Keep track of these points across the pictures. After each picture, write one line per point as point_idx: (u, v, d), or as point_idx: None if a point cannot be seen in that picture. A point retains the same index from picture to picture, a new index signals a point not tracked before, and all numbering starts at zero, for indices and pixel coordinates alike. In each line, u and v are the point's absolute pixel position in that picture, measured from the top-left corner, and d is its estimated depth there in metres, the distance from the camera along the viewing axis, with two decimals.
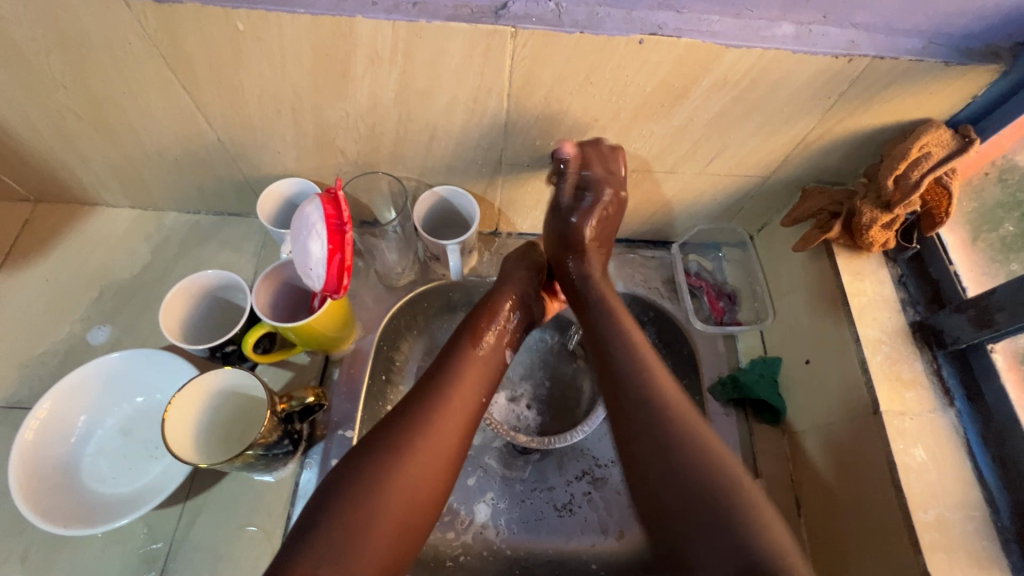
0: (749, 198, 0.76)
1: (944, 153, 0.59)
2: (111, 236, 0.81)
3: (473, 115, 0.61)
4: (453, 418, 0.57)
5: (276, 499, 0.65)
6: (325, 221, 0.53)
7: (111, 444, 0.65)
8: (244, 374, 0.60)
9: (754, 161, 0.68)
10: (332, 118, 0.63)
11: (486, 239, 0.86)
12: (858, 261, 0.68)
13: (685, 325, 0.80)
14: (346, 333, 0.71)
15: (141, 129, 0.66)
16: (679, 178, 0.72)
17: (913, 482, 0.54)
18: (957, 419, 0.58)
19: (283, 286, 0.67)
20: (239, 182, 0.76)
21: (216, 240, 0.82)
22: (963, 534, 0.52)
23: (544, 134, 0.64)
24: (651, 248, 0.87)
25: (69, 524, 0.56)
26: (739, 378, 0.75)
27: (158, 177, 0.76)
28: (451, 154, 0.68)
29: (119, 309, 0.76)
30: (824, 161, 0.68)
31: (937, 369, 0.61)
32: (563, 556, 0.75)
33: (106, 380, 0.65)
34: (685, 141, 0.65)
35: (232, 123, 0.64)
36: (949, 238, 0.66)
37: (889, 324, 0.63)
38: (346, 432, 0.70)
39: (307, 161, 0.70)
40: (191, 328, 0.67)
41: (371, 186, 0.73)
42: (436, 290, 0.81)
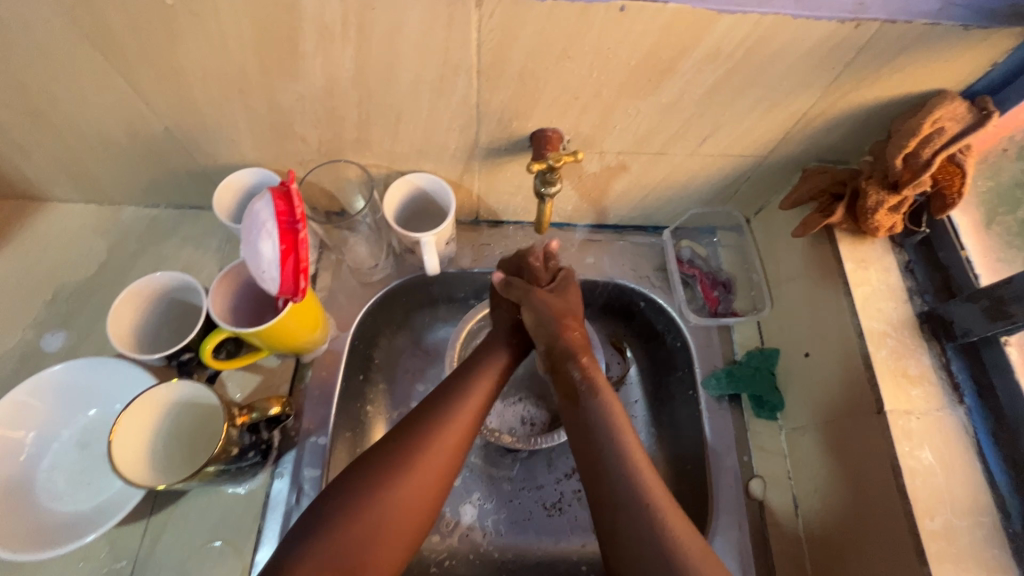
0: (745, 180, 0.71)
1: (959, 128, 0.54)
2: (64, 233, 0.76)
3: (441, 95, 0.56)
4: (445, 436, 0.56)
5: (246, 513, 0.62)
6: (275, 218, 0.48)
7: (67, 459, 0.61)
8: (199, 387, 0.57)
9: (750, 140, 0.63)
10: (286, 102, 0.57)
11: (466, 228, 0.80)
12: (862, 247, 0.63)
13: (678, 317, 0.76)
14: (317, 335, 0.67)
15: (80, 118, 0.61)
16: (669, 160, 0.66)
17: (919, 487, 0.50)
18: (967, 417, 0.54)
19: (243, 287, 0.63)
20: (195, 174, 0.70)
21: (177, 236, 0.77)
22: (972, 542, 0.49)
23: (520, 115, 0.58)
24: (642, 234, 0.82)
25: (22, 547, 0.52)
26: (735, 371, 0.71)
27: (108, 169, 0.70)
28: (421, 138, 0.62)
29: (74, 313, 0.71)
30: (827, 138, 0.63)
31: (945, 363, 0.57)
32: (552, 557, 0.72)
33: (57, 392, 0.60)
34: (674, 120, 0.59)
35: (179, 110, 0.59)
36: (961, 220, 0.61)
37: (895, 315, 0.59)
38: (318, 438, 0.66)
39: (265, 149, 0.65)
40: (146, 335, 0.63)
41: (337, 175, 0.68)
42: (413, 284, 0.77)
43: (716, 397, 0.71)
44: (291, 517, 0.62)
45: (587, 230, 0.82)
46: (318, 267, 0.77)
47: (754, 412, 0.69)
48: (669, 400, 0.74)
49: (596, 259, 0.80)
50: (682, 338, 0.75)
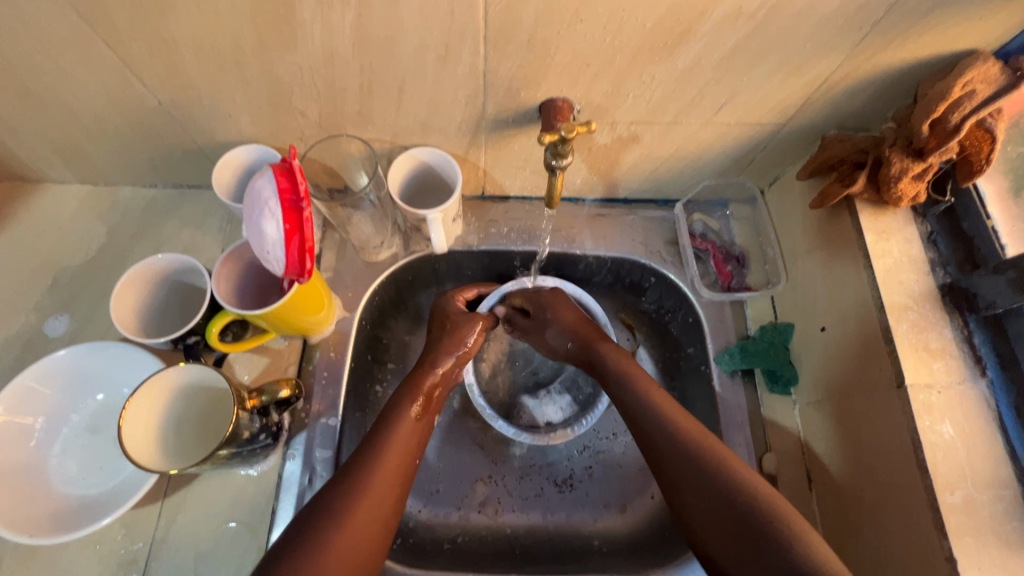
0: (761, 149, 0.68)
1: (990, 91, 0.51)
2: (61, 215, 0.74)
3: (446, 64, 0.53)
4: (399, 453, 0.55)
5: (260, 493, 0.62)
6: (279, 196, 0.47)
7: (79, 444, 0.60)
8: (206, 369, 0.56)
9: (768, 107, 0.60)
10: (284, 74, 0.54)
11: (472, 203, 0.78)
12: (883, 218, 0.61)
13: (689, 292, 0.75)
14: (324, 316, 0.66)
15: (71, 95, 0.58)
16: (683, 130, 0.64)
17: (939, 461, 0.50)
18: (989, 390, 0.53)
19: (247, 268, 0.61)
20: (192, 151, 0.68)
21: (177, 216, 0.75)
22: (992, 515, 0.48)
23: (529, 84, 0.56)
24: (652, 208, 0.80)
25: (38, 532, 0.52)
26: (749, 346, 0.70)
27: (103, 148, 0.68)
28: (426, 111, 0.60)
29: (77, 296, 0.70)
30: (849, 104, 0.60)
31: (968, 336, 0.55)
32: (564, 533, 0.72)
33: (64, 377, 0.60)
34: (690, 87, 0.57)
35: (173, 85, 0.56)
36: (987, 188, 0.59)
37: (917, 287, 0.57)
38: (328, 419, 0.66)
39: (264, 125, 0.62)
40: (150, 319, 0.62)
41: (339, 151, 0.65)
42: (419, 262, 0.76)
43: (728, 372, 0.70)
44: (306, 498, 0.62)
45: (596, 205, 0.79)
46: (322, 247, 0.75)
47: (766, 386, 0.69)
48: (682, 375, 0.76)
49: (605, 233, 0.78)
50: (694, 314, 0.74)
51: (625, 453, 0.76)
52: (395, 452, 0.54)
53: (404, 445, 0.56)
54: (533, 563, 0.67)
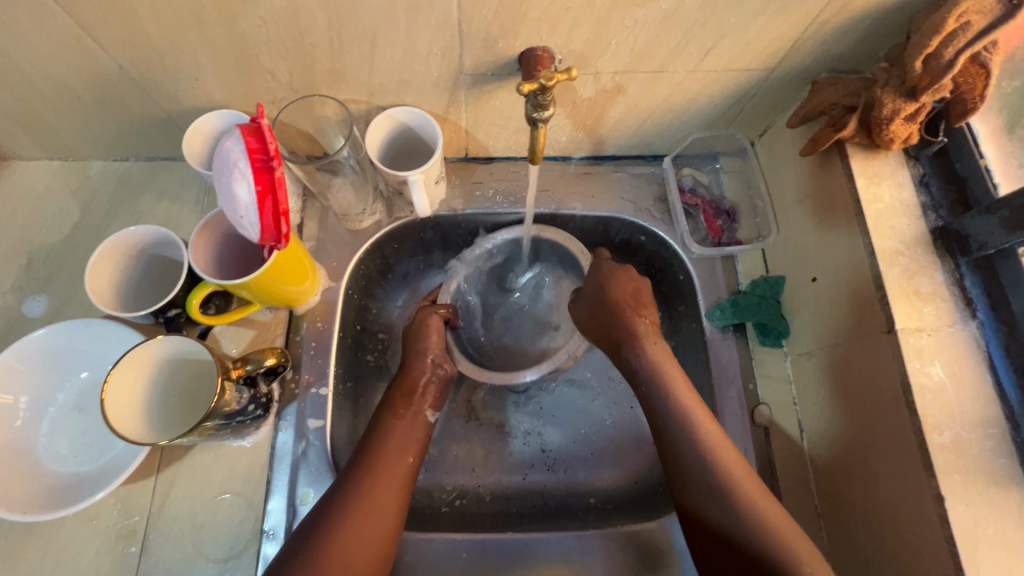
0: (750, 97, 0.66)
1: (986, 22, 0.49)
2: (32, 193, 0.72)
3: (418, 12, 0.50)
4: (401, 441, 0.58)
5: (253, 464, 0.61)
6: (248, 156, 0.45)
7: (66, 422, 0.59)
8: (186, 341, 0.55)
9: (757, 50, 0.58)
10: (247, 30, 0.52)
11: (456, 166, 0.76)
12: (875, 162, 0.59)
13: (679, 249, 0.74)
14: (309, 285, 0.64)
15: (27, 62, 0.56)
16: (669, 79, 0.62)
17: (929, 403, 0.50)
18: (979, 332, 0.53)
19: (225, 239, 0.60)
20: (161, 120, 0.65)
21: (152, 190, 0.73)
22: (980, 453, 0.49)
23: (506, 33, 0.53)
24: (640, 164, 0.78)
25: (31, 510, 0.52)
26: (739, 300, 0.69)
27: (68, 120, 0.65)
28: (401, 67, 0.57)
29: (54, 276, 0.68)
30: (840, 44, 0.58)
31: (959, 279, 0.55)
32: (559, 492, 0.72)
33: (45, 356, 0.59)
34: (675, 30, 0.54)
35: (132, 46, 0.53)
36: (980, 127, 0.57)
37: (908, 232, 0.56)
38: (319, 389, 0.65)
39: (233, 88, 0.60)
40: (129, 294, 0.61)
41: (312, 113, 0.63)
42: (405, 228, 0.74)
43: (720, 327, 0.70)
44: (300, 467, 0.62)
45: (583, 163, 0.77)
46: (303, 216, 0.73)
47: (757, 340, 0.69)
48: (675, 333, 0.76)
49: (592, 192, 0.76)
50: (684, 271, 0.73)
51: (622, 414, 0.76)
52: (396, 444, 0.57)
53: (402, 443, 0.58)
54: (530, 520, 0.68)
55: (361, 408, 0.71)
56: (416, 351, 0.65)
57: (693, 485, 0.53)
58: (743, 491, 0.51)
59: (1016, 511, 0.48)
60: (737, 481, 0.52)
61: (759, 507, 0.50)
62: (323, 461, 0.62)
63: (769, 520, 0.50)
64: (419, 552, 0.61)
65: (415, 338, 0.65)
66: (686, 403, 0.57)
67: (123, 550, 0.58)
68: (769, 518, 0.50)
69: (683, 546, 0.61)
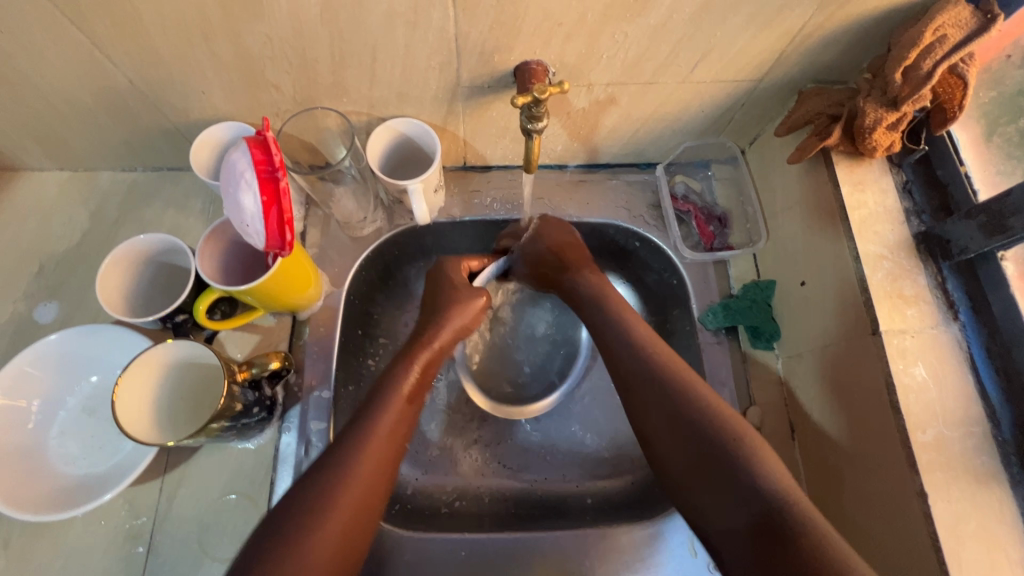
0: (739, 107, 0.68)
1: (962, 35, 0.51)
2: (42, 203, 0.74)
3: (417, 29, 0.53)
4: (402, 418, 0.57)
5: (258, 465, 0.63)
6: (254, 167, 0.47)
7: (76, 425, 0.61)
8: (194, 345, 0.57)
9: (743, 62, 0.60)
10: (254, 46, 0.54)
11: (455, 174, 0.78)
12: (860, 169, 0.61)
13: (672, 254, 0.76)
14: (312, 290, 0.66)
15: (40, 76, 0.58)
16: (659, 89, 0.64)
17: (912, 402, 0.51)
18: (962, 333, 0.55)
19: (230, 246, 0.62)
20: (169, 132, 0.68)
21: (159, 199, 0.75)
22: (962, 451, 0.50)
23: (501, 48, 0.55)
24: (634, 171, 0.80)
25: (43, 510, 0.54)
26: (731, 304, 0.71)
27: (79, 132, 0.67)
28: (401, 79, 0.59)
29: (64, 283, 0.70)
30: (824, 56, 0.60)
31: (941, 282, 0.56)
32: (556, 494, 0.73)
33: (57, 360, 0.60)
34: (664, 44, 0.56)
35: (143, 62, 0.56)
36: (961, 135, 0.59)
37: (892, 237, 0.58)
38: (322, 392, 0.67)
39: (239, 101, 0.62)
40: (138, 300, 0.63)
41: (315, 124, 0.65)
42: (404, 236, 0.76)
43: (713, 330, 0.72)
44: (303, 468, 0.63)
45: (578, 170, 0.79)
46: (306, 224, 0.75)
47: (748, 342, 0.70)
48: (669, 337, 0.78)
49: (587, 199, 0.78)
50: (677, 275, 0.75)
51: (619, 417, 0.77)
52: (394, 416, 0.56)
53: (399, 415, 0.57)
54: (528, 520, 0.70)
55: None
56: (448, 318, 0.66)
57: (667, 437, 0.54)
58: (692, 408, 0.54)
59: (997, 506, 0.49)
60: (689, 399, 0.54)
61: (714, 433, 0.52)
62: None
63: (724, 440, 0.51)
64: (419, 550, 0.62)
65: (451, 304, 0.67)
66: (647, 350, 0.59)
67: (131, 549, 0.59)
68: (719, 427, 0.52)
69: (677, 543, 0.63)
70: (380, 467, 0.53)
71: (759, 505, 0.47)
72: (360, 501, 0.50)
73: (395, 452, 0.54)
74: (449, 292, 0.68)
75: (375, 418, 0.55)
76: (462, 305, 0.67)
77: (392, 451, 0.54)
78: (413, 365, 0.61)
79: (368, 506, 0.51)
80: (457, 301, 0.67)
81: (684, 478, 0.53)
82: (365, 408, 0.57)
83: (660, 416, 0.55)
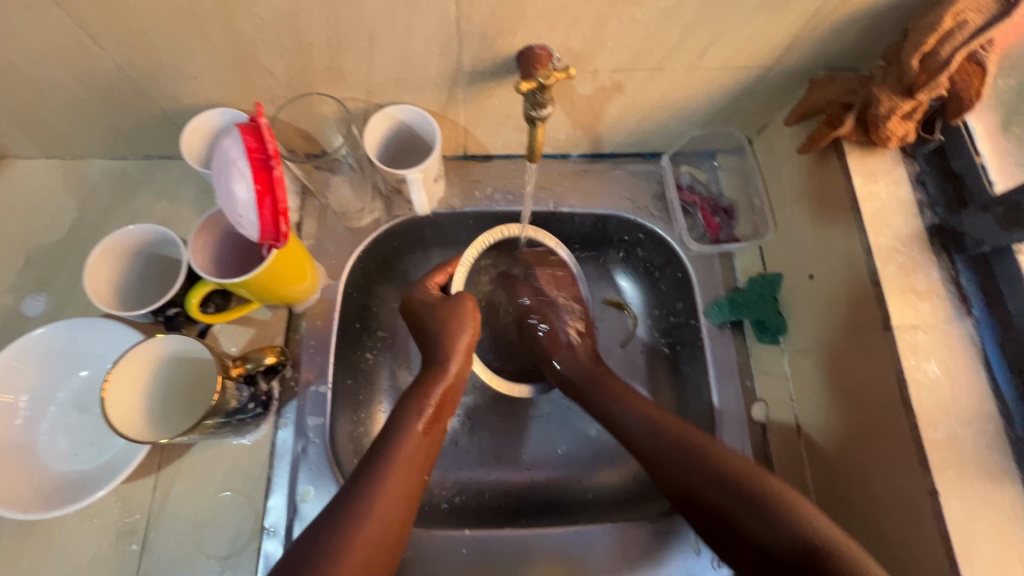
0: (747, 95, 0.66)
1: (983, 20, 0.49)
2: (29, 192, 0.72)
3: (416, 10, 0.50)
4: (417, 452, 0.54)
5: (253, 462, 0.62)
6: (247, 156, 0.45)
7: (66, 421, 0.59)
8: (187, 339, 0.55)
9: (754, 48, 0.58)
10: (245, 28, 0.52)
11: (455, 163, 0.76)
12: (872, 160, 0.60)
13: (677, 246, 0.74)
14: (309, 283, 0.65)
15: (22, 60, 0.55)
16: (667, 76, 0.62)
17: (924, 400, 0.50)
18: (975, 329, 0.53)
19: (224, 238, 0.60)
20: (159, 119, 0.65)
21: (150, 189, 0.73)
22: (975, 449, 0.49)
23: (504, 31, 0.53)
24: (639, 161, 0.78)
25: (32, 509, 0.52)
26: (737, 297, 0.69)
27: (65, 119, 0.65)
28: (400, 64, 0.57)
29: (52, 275, 0.68)
30: (838, 42, 0.58)
31: (954, 276, 0.55)
32: (558, 490, 0.72)
33: (44, 354, 0.59)
34: (673, 28, 0.54)
35: (130, 44, 0.53)
36: (977, 125, 0.58)
37: (904, 229, 0.57)
38: (319, 388, 0.65)
39: (231, 87, 0.60)
40: (128, 293, 0.61)
41: (313, 111, 0.63)
42: (403, 227, 0.74)
43: (717, 324, 0.71)
44: (300, 464, 0.62)
45: (581, 160, 0.77)
46: (302, 214, 0.73)
47: (753, 336, 0.69)
48: (673, 330, 0.76)
49: (591, 190, 0.76)
50: (682, 268, 0.74)
51: None
52: (410, 454, 0.53)
53: (416, 452, 0.54)
54: (529, 517, 0.68)
55: (361, 407, 0.71)
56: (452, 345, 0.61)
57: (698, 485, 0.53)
58: (700, 452, 0.55)
59: (1010, 505, 0.48)
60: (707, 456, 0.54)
61: (736, 478, 0.52)
62: (323, 458, 0.63)
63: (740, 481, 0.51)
64: (419, 548, 0.61)
65: (449, 323, 0.61)
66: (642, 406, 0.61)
67: (124, 547, 0.58)
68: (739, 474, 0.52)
69: (681, 540, 0.62)
70: (400, 507, 0.50)
71: (737, 488, 0.51)
72: (380, 547, 0.48)
73: (413, 490, 0.52)
74: (441, 311, 0.63)
75: (389, 457, 0.52)
76: (461, 321, 0.62)
77: (410, 490, 0.52)
78: (428, 400, 0.58)
79: (387, 550, 0.48)
80: (453, 316, 0.62)
81: (731, 522, 0.51)
82: (379, 446, 0.53)
83: (641, 429, 0.59)
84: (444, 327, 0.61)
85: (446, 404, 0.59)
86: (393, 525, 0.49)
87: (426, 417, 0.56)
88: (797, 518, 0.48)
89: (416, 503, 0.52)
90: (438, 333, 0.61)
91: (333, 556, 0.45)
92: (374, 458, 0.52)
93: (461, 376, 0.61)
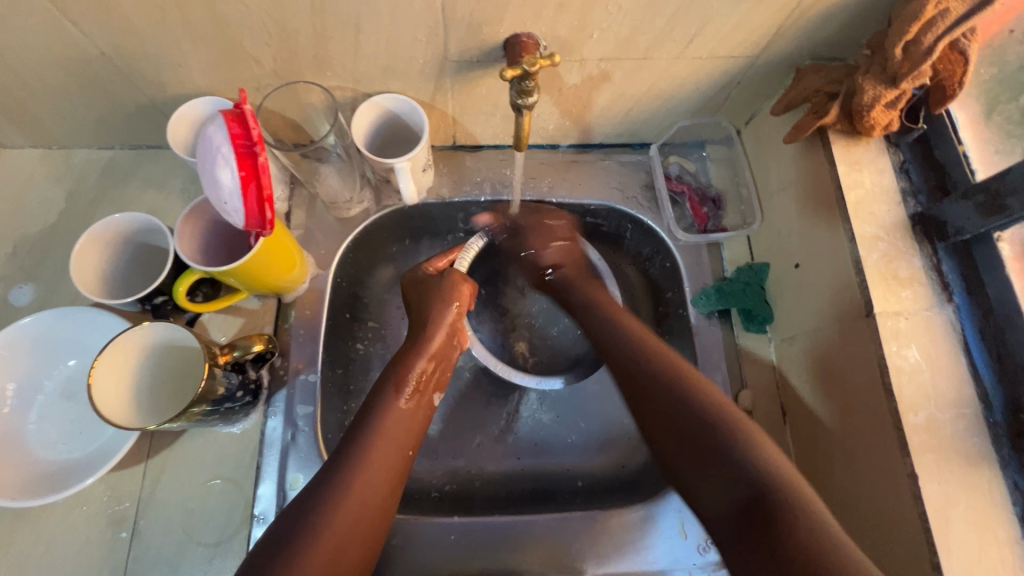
0: (735, 84, 0.67)
1: (964, 9, 0.49)
2: (15, 182, 0.71)
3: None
4: (401, 423, 0.55)
5: (243, 450, 0.62)
6: (231, 142, 0.45)
7: (54, 410, 0.59)
8: (175, 328, 0.55)
9: (740, 37, 0.58)
10: (230, 15, 0.51)
11: (444, 153, 0.76)
12: (856, 149, 0.60)
13: (666, 235, 0.74)
14: (298, 273, 0.65)
15: (7, 48, 0.55)
16: (654, 65, 0.62)
17: (904, 385, 0.51)
18: (956, 315, 0.54)
19: (212, 227, 0.60)
20: (146, 107, 0.65)
21: (138, 178, 0.73)
22: (954, 433, 0.50)
23: (490, 19, 0.53)
24: (628, 152, 0.78)
25: (21, 495, 0.53)
26: (724, 287, 0.70)
27: (51, 107, 0.65)
28: (387, 52, 0.57)
29: (41, 264, 0.68)
30: (823, 31, 0.58)
31: (936, 264, 0.56)
32: (548, 478, 0.73)
33: (33, 343, 0.59)
34: (659, 17, 0.54)
35: (114, 33, 0.53)
36: (960, 114, 0.58)
37: (887, 218, 0.57)
38: (309, 376, 0.66)
39: (218, 75, 0.59)
40: (117, 282, 0.61)
41: (298, 100, 0.63)
42: (393, 217, 0.74)
43: (705, 313, 0.71)
44: (290, 452, 0.62)
45: (570, 150, 0.78)
46: (291, 204, 0.73)
47: (739, 325, 0.70)
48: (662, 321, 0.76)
49: (580, 179, 0.76)
50: (670, 257, 0.74)
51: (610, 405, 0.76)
52: (395, 426, 0.55)
53: (401, 425, 0.55)
54: (518, 505, 0.69)
55: (351, 397, 0.72)
56: (435, 316, 0.62)
57: (659, 408, 0.54)
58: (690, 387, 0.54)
59: (987, 488, 0.49)
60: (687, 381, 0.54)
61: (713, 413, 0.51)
62: (313, 446, 0.63)
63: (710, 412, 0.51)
64: (409, 534, 0.62)
65: (438, 294, 0.63)
66: (638, 340, 0.59)
67: (115, 535, 0.59)
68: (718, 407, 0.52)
69: (668, 526, 0.62)
70: (383, 479, 0.51)
71: (746, 489, 0.46)
72: (370, 508, 0.50)
73: (399, 461, 0.53)
74: (427, 290, 0.65)
75: (373, 432, 0.53)
76: (447, 296, 0.63)
77: (397, 461, 0.53)
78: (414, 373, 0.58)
79: (375, 513, 0.50)
80: (440, 291, 0.64)
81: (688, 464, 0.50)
82: (366, 418, 0.54)
83: (667, 415, 0.53)
84: (426, 300, 0.64)
85: (435, 377, 0.61)
86: (376, 494, 0.50)
87: (411, 388, 0.57)
88: (781, 466, 0.47)
89: (403, 475, 0.53)
90: (428, 305, 0.63)
91: (320, 526, 0.46)
92: (359, 431, 0.53)
93: (446, 349, 0.62)
